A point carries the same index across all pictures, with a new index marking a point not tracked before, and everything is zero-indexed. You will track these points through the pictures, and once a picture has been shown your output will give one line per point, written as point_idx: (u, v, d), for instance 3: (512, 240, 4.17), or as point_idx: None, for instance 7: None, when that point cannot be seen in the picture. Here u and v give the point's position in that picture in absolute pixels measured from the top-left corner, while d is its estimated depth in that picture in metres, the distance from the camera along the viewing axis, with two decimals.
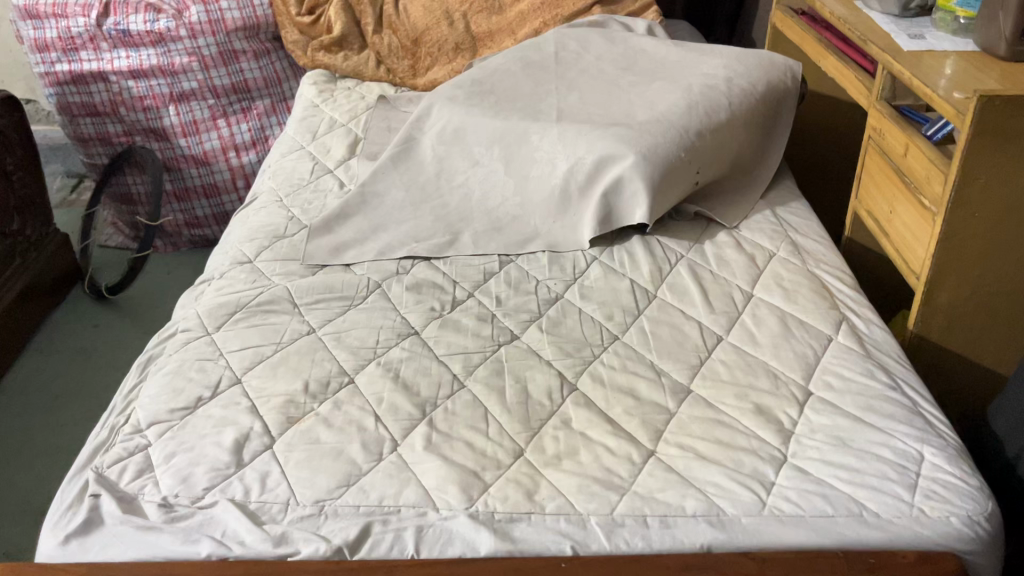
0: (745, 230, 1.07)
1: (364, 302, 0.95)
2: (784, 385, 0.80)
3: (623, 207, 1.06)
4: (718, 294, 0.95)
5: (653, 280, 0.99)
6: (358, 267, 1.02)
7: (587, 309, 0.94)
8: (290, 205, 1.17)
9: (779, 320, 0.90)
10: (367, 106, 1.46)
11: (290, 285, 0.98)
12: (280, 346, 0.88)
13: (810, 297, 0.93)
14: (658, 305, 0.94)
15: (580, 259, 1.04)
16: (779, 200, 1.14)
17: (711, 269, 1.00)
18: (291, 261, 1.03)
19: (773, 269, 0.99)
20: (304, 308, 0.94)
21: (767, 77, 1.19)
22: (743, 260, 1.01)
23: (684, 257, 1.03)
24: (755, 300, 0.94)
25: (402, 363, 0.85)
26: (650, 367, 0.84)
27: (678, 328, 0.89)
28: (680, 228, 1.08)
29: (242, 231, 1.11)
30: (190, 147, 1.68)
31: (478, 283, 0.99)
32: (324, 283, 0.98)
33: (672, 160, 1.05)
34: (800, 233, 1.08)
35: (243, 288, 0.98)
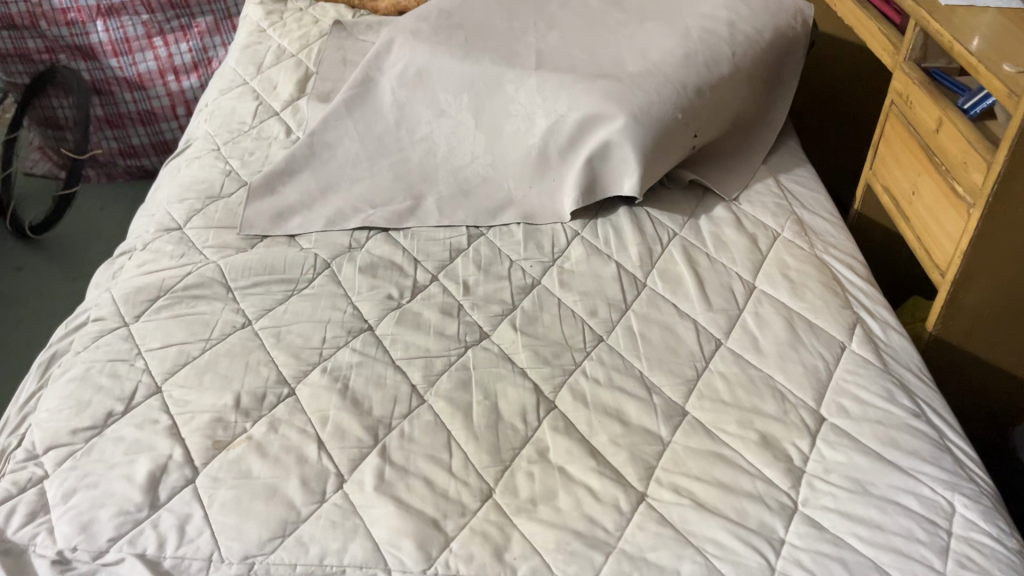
0: (745, 204, 0.95)
1: (309, 286, 0.82)
2: (792, 408, 0.70)
3: (609, 175, 0.93)
4: (716, 286, 0.83)
5: (643, 265, 0.86)
6: (304, 239, 0.89)
7: (567, 302, 0.82)
8: (228, 157, 1.02)
9: (786, 321, 0.79)
10: (320, 32, 1.29)
11: (223, 262, 0.84)
12: (210, 342, 0.75)
13: (820, 293, 0.82)
14: (647, 298, 0.82)
15: (560, 235, 0.92)
16: (782, 167, 1.02)
17: (708, 252, 0.88)
18: (227, 229, 0.90)
19: (777, 255, 0.87)
20: (238, 293, 0.81)
21: (775, 21, 1.05)
22: (744, 242, 0.89)
23: (677, 236, 0.91)
24: (758, 294, 0.83)
25: (352, 371, 0.72)
26: (640, 381, 0.72)
27: (672, 329, 0.78)
28: (672, 198, 0.96)
29: (171, 189, 0.96)
30: (123, 68, 1.50)
31: (443, 264, 0.87)
32: (264, 259, 0.85)
33: (667, 122, 0.92)
34: (807, 207, 0.96)
35: (169, 264, 0.84)
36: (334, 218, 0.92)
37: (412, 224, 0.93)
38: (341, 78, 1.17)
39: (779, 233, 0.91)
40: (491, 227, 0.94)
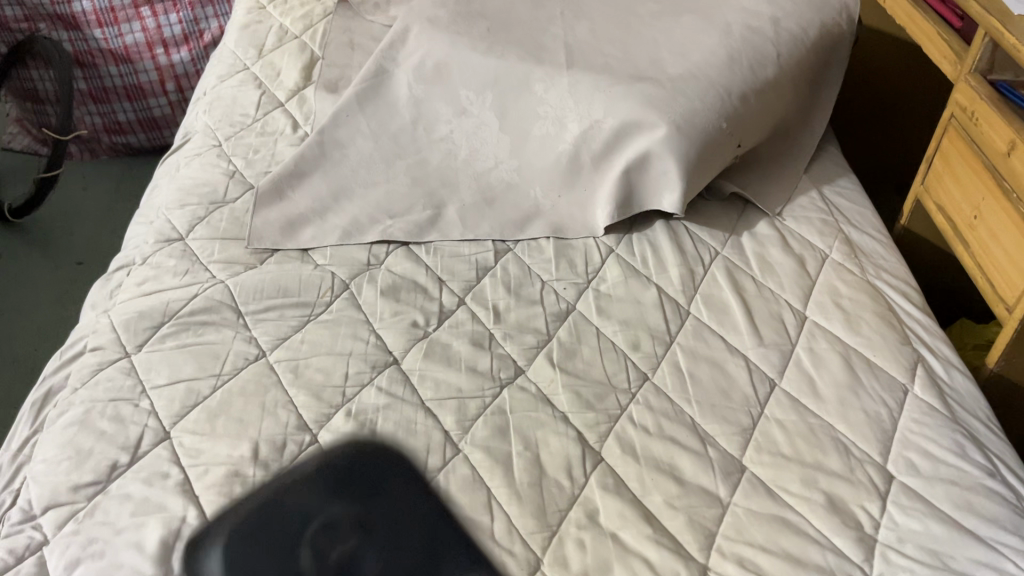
0: (789, 220, 0.89)
1: (326, 310, 0.75)
2: (859, 465, 0.65)
3: (647, 187, 0.86)
4: (765, 316, 0.78)
5: (685, 290, 0.80)
6: (318, 254, 0.82)
7: (607, 332, 0.76)
8: (231, 155, 0.94)
9: (843, 359, 0.73)
10: (324, 10, 1.20)
11: (231, 281, 0.77)
12: (221, 379, 0.68)
13: (877, 326, 0.76)
14: (693, 329, 0.76)
15: (593, 253, 0.85)
16: (825, 176, 0.95)
17: (754, 275, 0.82)
18: (234, 241, 0.82)
19: (828, 280, 0.82)
20: (250, 320, 0.74)
21: (820, 17, 0.98)
22: (792, 265, 0.83)
23: (720, 256, 0.84)
24: (811, 326, 0.77)
25: (379, 415, 0.66)
26: (693, 430, 0.67)
27: (722, 368, 0.72)
28: (712, 212, 0.89)
29: (170, 191, 0.88)
30: (107, 40, 1.40)
31: (470, 285, 0.80)
32: (276, 279, 0.77)
33: (711, 132, 0.85)
34: (855, 223, 0.89)
35: (172, 284, 0.77)
36: (350, 229, 0.85)
37: (435, 238, 0.87)
38: (349, 64, 1.08)
39: (828, 254, 0.85)
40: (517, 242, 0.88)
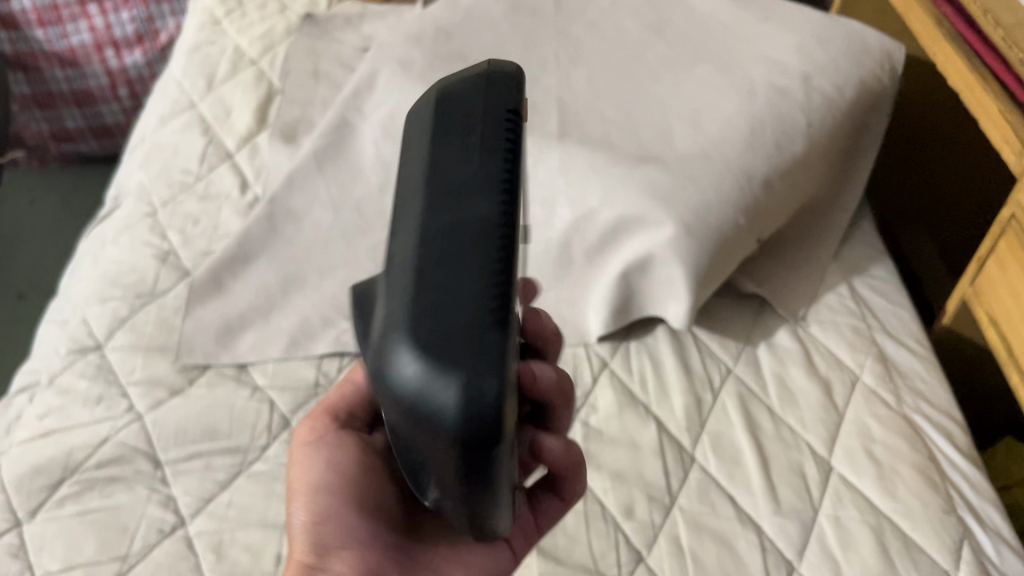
0: (815, 327, 0.76)
1: (260, 458, 0.63)
2: None
3: (649, 291, 0.73)
4: (784, 468, 0.66)
5: (690, 427, 0.68)
6: (257, 372, 0.70)
7: (596, 489, 0.64)
8: (166, 226, 0.81)
9: (874, 535, 0.62)
10: (288, 26, 1.05)
11: (149, 415, 0.65)
12: (127, 563, 0.57)
13: (916, 486, 0.64)
14: (698, 487, 0.64)
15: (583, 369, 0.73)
16: (857, 263, 0.82)
17: (771, 404, 0.70)
18: (160, 352, 0.70)
19: (858, 415, 0.69)
20: (169, 472, 0.62)
21: (859, 71, 0.82)
22: (816, 393, 0.71)
23: (732, 376, 0.72)
24: (837, 483, 0.65)
25: None
26: None
27: (731, 547, 0.61)
28: (725, 314, 0.77)
29: (90, 281, 0.76)
30: (51, 42, 1.26)
31: None
32: (202, 415, 0.65)
33: (726, 231, 0.71)
34: (890, 330, 0.77)
35: (79, 418, 0.65)
36: (297, 338, 0.72)
37: None
38: (311, 99, 0.94)
39: (858, 377, 0.72)
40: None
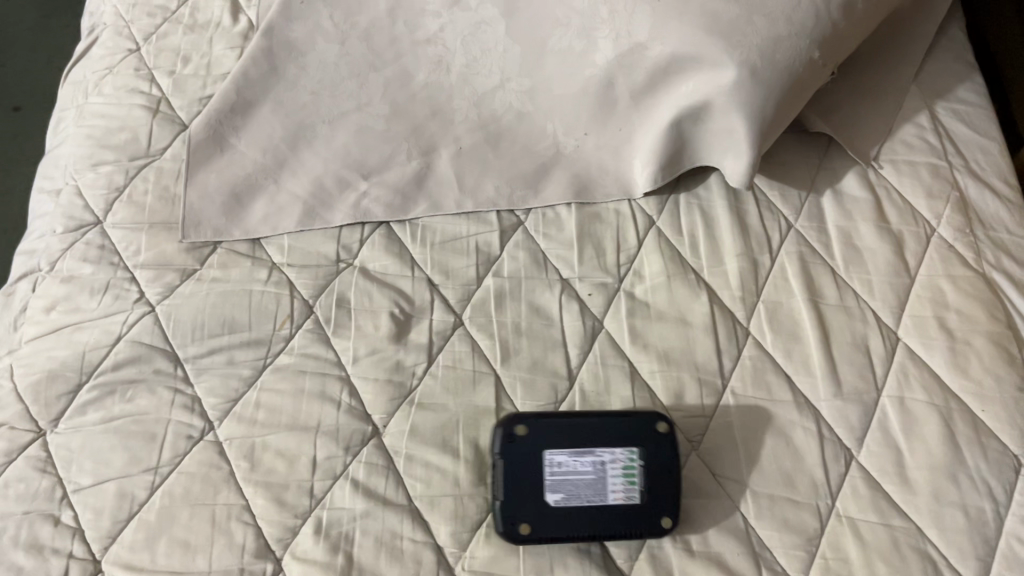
0: (888, 170, 0.68)
1: (285, 350, 0.60)
2: None
3: (705, 140, 0.65)
4: (846, 344, 0.61)
5: (745, 296, 0.63)
6: (272, 248, 0.64)
7: (643, 373, 0.60)
8: (154, 67, 0.71)
9: (943, 421, 0.58)
10: None
11: (162, 306, 0.60)
12: (159, 475, 0.55)
13: (990, 363, 0.60)
14: (753, 365, 0.60)
15: (628, 226, 0.67)
16: (943, 84, 0.72)
17: (835, 265, 0.65)
18: (165, 229, 0.64)
19: (930, 278, 0.63)
20: (190, 370, 0.58)
21: None
22: (886, 253, 0.64)
23: (793, 233, 0.66)
24: (903, 358, 0.60)
25: (357, 526, 0.54)
26: (745, 541, 0.54)
27: (787, 436, 0.58)
28: (786, 157, 0.69)
29: (77, 141, 0.68)
30: None
31: (468, 293, 0.63)
32: (218, 304, 0.60)
33: (798, 70, 0.60)
34: (973, 169, 0.68)
35: (86, 311, 0.60)
36: (312, 208, 0.66)
37: (421, 212, 0.66)
38: None
39: (934, 230, 0.65)
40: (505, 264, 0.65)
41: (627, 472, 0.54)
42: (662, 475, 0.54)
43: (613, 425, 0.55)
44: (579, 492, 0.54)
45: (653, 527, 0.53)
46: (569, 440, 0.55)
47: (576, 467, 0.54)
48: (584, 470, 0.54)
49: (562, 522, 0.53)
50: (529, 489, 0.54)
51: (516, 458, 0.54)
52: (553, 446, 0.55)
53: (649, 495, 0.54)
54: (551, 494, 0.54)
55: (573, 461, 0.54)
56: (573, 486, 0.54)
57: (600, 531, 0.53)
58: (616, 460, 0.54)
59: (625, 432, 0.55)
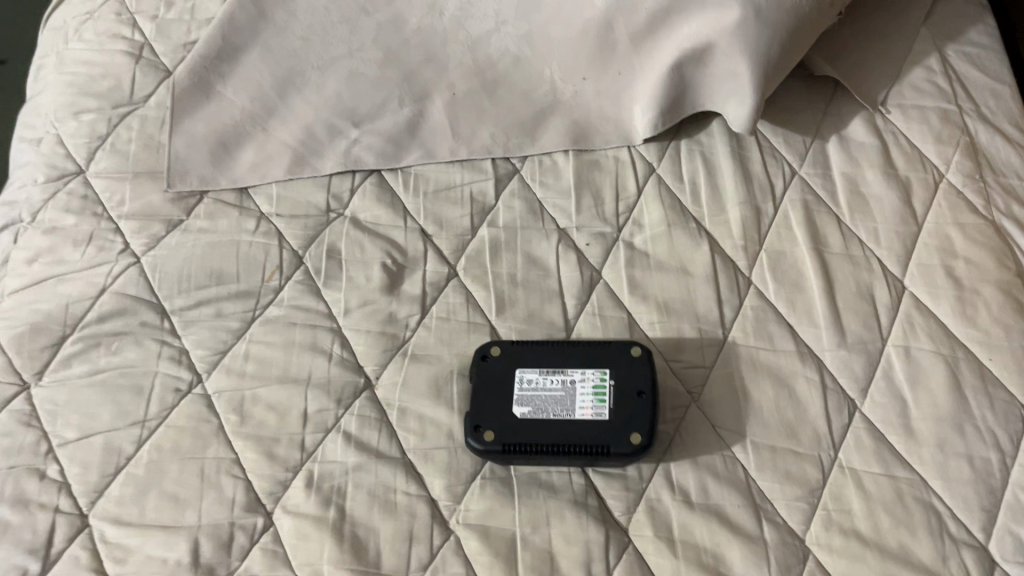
0: (896, 115, 0.66)
1: (274, 302, 0.58)
2: (953, 552, 0.51)
3: (706, 83, 0.63)
4: (851, 293, 0.60)
5: (748, 245, 0.62)
6: (260, 197, 0.62)
7: (642, 324, 0.59)
8: (137, 12, 0.68)
9: (949, 371, 0.56)
10: None
11: (147, 257, 0.59)
12: (146, 429, 0.54)
13: (999, 312, 0.58)
14: (755, 315, 0.59)
15: (627, 174, 0.65)
16: (954, 26, 0.69)
17: (840, 213, 0.63)
18: (150, 178, 0.62)
19: (938, 225, 0.61)
20: (177, 322, 0.57)
21: None
22: (893, 200, 0.62)
23: (797, 180, 0.64)
24: (909, 307, 0.59)
25: (349, 479, 0.53)
26: (746, 493, 0.53)
27: (789, 386, 0.56)
28: (790, 103, 0.67)
29: (58, 89, 0.65)
30: None
31: (463, 244, 0.61)
32: (205, 255, 0.59)
33: (804, 11, 0.57)
34: (984, 113, 0.66)
35: (70, 263, 0.58)
36: (301, 157, 0.64)
37: (413, 160, 0.64)
38: None
39: (943, 176, 0.63)
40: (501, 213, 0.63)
41: (597, 390, 0.54)
42: (632, 394, 0.53)
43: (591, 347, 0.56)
44: (546, 406, 0.54)
45: (616, 442, 0.52)
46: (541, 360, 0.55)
47: (545, 385, 0.54)
48: (552, 388, 0.54)
49: (528, 432, 0.53)
50: (498, 400, 0.54)
51: (490, 375, 0.55)
52: (525, 364, 0.55)
53: (616, 412, 0.53)
54: (518, 408, 0.54)
55: (542, 379, 0.55)
56: (541, 401, 0.54)
57: (566, 442, 0.52)
58: (586, 380, 0.54)
59: (597, 356, 0.55)
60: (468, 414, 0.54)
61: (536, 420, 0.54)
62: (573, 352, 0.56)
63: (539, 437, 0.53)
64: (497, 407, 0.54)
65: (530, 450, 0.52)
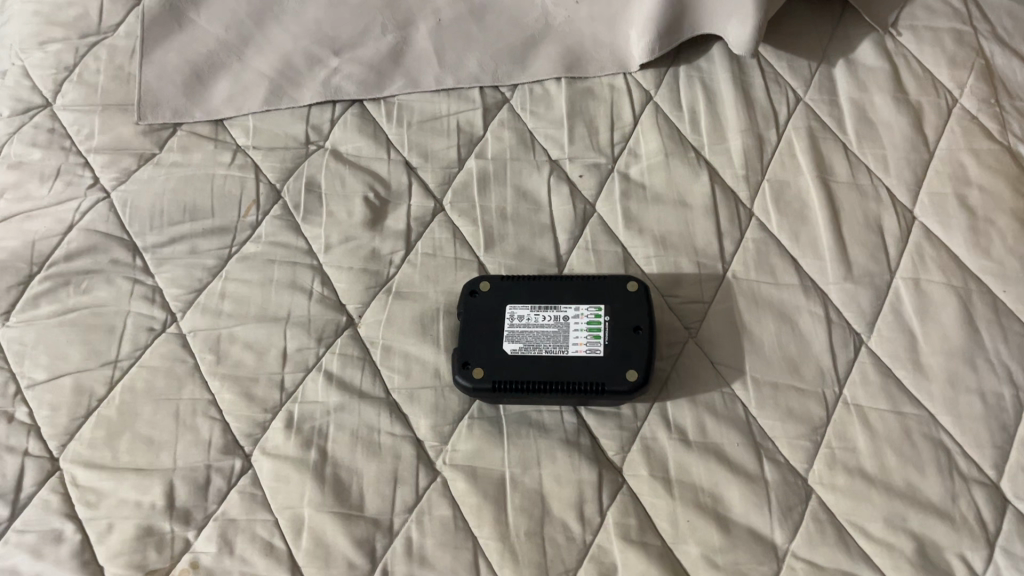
0: (907, 37, 0.62)
1: (252, 238, 0.55)
2: (963, 490, 0.48)
3: (705, 3, 0.59)
4: (858, 223, 0.57)
5: (749, 175, 0.58)
6: (236, 131, 0.59)
7: (638, 259, 0.56)
8: None
9: (961, 304, 0.53)
10: None
11: (118, 193, 0.56)
12: (118, 370, 0.51)
13: (1014, 241, 0.55)
14: (757, 247, 0.56)
15: (623, 102, 0.61)
16: None
17: (847, 141, 0.60)
18: (120, 111, 0.59)
19: (951, 151, 0.58)
20: (150, 259, 0.54)
21: None
22: (903, 127, 0.59)
23: (801, 107, 0.61)
24: (920, 237, 0.56)
25: (331, 420, 0.50)
26: (745, 431, 0.51)
27: (792, 321, 0.54)
28: (795, 26, 0.64)
29: (22, 18, 0.62)
30: None
31: (449, 177, 0.58)
32: (178, 190, 0.56)
33: None
34: (1001, 34, 0.62)
35: (36, 198, 0.56)
36: (279, 87, 0.60)
37: (397, 89, 0.61)
38: None
39: (956, 101, 0.60)
40: (489, 144, 0.60)
41: (592, 326, 0.51)
42: (629, 331, 0.50)
43: (585, 281, 0.52)
44: (538, 342, 0.50)
45: (613, 380, 0.49)
46: (532, 295, 0.52)
47: (537, 321, 0.51)
48: (545, 324, 0.51)
49: (518, 370, 0.50)
50: (486, 337, 0.51)
51: (478, 312, 0.52)
52: (516, 300, 0.52)
53: (613, 349, 0.50)
54: (508, 344, 0.51)
55: (535, 315, 0.51)
56: (533, 337, 0.51)
57: (558, 381, 0.49)
58: (580, 315, 0.51)
59: (592, 291, 0.52)
60: (456, 351, 0.51)
61: (527, 357, 0.50)
62: (567, 288, 0.52)
63: (530, 375, 0.50)
64: (486, 343, 0.51)
65: (520, 387, 0.49)
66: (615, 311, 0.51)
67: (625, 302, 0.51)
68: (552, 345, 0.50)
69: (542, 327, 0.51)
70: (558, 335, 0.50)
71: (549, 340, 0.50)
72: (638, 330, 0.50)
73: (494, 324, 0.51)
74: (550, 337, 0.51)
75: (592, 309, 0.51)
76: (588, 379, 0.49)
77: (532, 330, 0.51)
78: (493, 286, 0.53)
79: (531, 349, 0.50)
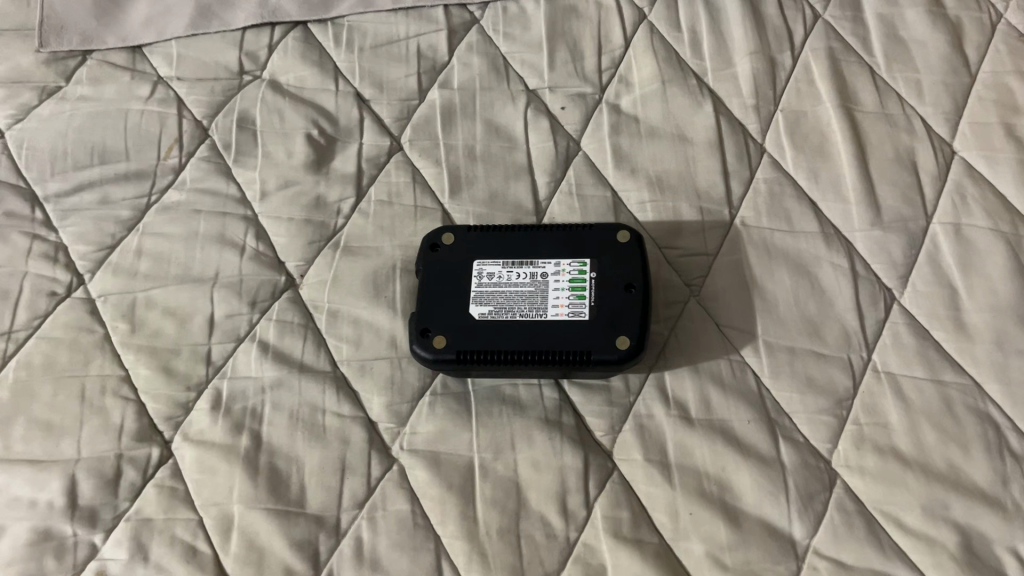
0: None
1: (174, 184, 0.47)
2: (1016, 472, 0.41)
3: None
4: (887, 159, 0.48)
5: (760, 104, 0.50)
6: (158, 59, 0.51)
7: (630, 205, 0.48)
8: None
9: (1010, 252, 0.45)
10: None
11: (14, 133, 0.48)
12: (12, 343, 0.43)
13: None
14: (770, 189, 0.48)
15: (612, 22, 0.52)
16: None
17: (874, 64, 0.51)
18: (20, 40, 0.51)
19: (996, 74, 0.50)
20: (53, 211, 0.46)
21: None
22: (939, 47, 0.51)
23: (820, 25, 0.52)
24: (960, 175, 0.48)
25: (266, 399, 0.42)
26: (757, 406, 0.43)
27: (812, 276, 0.45)
28: None
29: None
30: None
31: (408, 110, 0.50)
32: (84, 129, 0.48)
33: None
34: None
35: None
36: (208, 7, 0.51)
37: (348, 8, 0.52)
38: None
39: (1001, 17, 0.51)
40: (455, 72, 0.51)
41: (575, 284, 0.42)
42: (618, 290, 0.42)
43: (568, 231, 0.44)
44: (511, 304, 0.42)
45: (599, 348, 0.41)
46: (505, 250, 0.44)
47: (510, 279, 0.43)
48: (519, 283, 0.43)
49: (487, 338, 0.42)
50: (449, 300, 0.43)
51: (440, 271, 0.44)
52: (485, 255, 0.44)
53: (600, 311, 0.42)
54: (476, 307, 0.42)
55: (507, 272, 0.43)
56: (505, 298, 0.42)
57: (535, 350, 0.41)
58: (562, 271, 0.43)
59: (575, 243, 0.43)
60: (413, 316, 0.43)
61: (498, 322, 0.42)
62: (546, 240, 0.44)
63: (500, 343, 0.41)
64: (449, 307, 0.43)
65: (490, 358, 0.41)
66: (602, 266, 0.43)
67: (614, 255, 0.43)
68: (528, 307, 0.42)
69: (516, 287, 0.43)
70: (535, 295, 0.42)
71: (523, 301, 0.42)
72: (629, 289, 0.42)
73: (460, 284, 0.43)
74: (526, 299, 0.42)
75: (576, 264, 0.43)
76: (570, 348, 0.41)
77: (503, 290, 0.43)
78: (459, 239, 0.44)
79: (502, 312, 0.42)
